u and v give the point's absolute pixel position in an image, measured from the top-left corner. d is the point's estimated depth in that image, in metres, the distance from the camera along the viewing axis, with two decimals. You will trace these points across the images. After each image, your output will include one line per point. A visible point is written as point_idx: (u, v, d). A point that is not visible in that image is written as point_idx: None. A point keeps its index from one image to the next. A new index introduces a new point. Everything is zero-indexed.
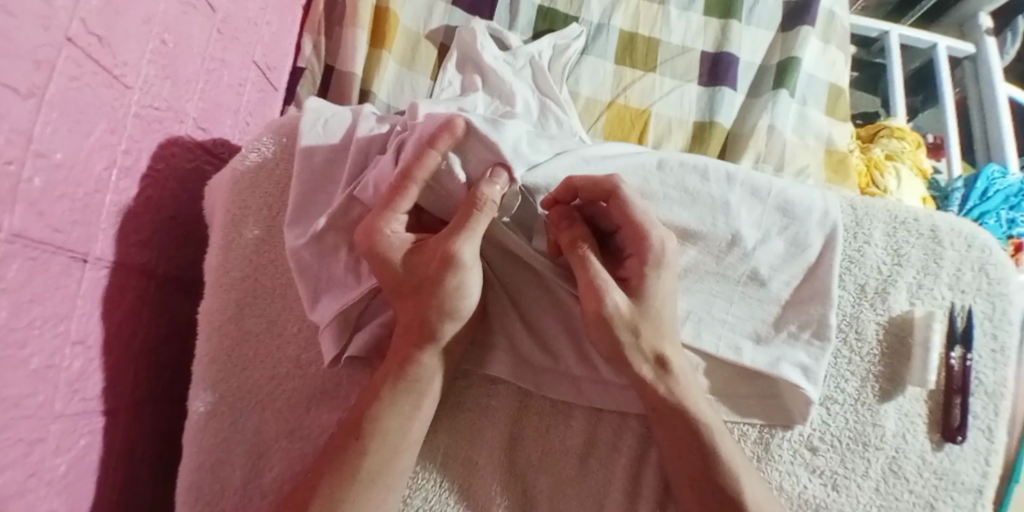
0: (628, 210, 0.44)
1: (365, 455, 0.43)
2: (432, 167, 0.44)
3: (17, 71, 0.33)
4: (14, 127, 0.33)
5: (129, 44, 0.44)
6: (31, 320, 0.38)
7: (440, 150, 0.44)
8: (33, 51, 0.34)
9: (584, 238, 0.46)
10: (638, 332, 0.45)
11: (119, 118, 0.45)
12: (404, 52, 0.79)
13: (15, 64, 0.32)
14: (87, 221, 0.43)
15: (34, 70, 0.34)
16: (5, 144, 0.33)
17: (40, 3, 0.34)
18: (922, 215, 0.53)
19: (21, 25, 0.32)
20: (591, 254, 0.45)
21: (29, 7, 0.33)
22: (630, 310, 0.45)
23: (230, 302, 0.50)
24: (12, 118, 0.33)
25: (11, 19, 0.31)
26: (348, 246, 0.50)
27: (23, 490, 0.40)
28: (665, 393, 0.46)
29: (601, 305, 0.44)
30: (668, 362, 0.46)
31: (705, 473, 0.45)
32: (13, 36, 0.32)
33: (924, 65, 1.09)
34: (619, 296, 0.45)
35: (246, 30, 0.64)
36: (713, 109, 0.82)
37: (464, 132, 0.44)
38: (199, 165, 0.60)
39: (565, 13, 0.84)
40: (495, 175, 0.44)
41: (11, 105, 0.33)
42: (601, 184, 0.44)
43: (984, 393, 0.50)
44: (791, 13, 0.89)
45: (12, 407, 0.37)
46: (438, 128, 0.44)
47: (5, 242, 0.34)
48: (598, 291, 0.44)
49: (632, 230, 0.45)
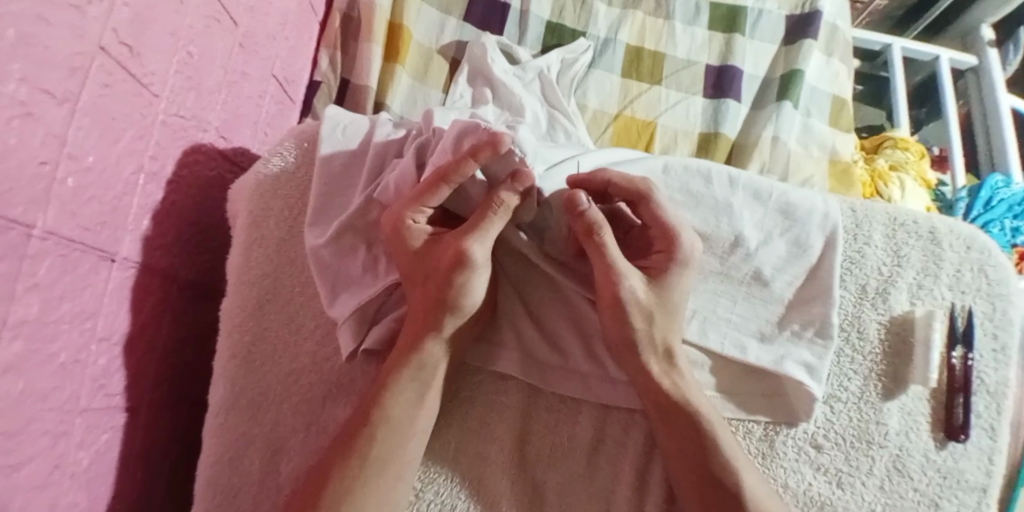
0: (660, 214, 0.47)
1: (375, 444, 0.44)
2: (467, 174, 0.45)
3: (53, 77, 0.35)
4: (48, 130, 0.36)
5: (156, 57, 0.47)
6: (60, 316, 0.40)
7: (481, 161, 0.44)
8: (68, 58, 0.36)
9: (600, 227, 0.45)
10: (652, 318, 0.47)
11: (146, 126, 0.48)
12: (416, 66, 0.82)
13: (52, 70, 0.35)
14: (115, 223, 0.46)
15: (68, 76, 0.37)
16: (41, 146, 0.35)
17: (76, 13, 0.37)
18: (921, 217, 0.54)
19: (56, 34, 0.35)
20: (607, 242, 0.46)
21: (65, 17, 0.35)
22: (647, 294, 0.47)
23: (251, 299, 0.52)
24: (47, 122, 0.35)
25: (47, 26, 0.34)
26: (366, 245, 0.52)
27: (47, 481, 0.41)
28: (669, 387, 0.47)
29: (619, 289, 0.46)
30: (675, 353, 0.48)
31: (710, 473, 0.46)
32: (49, 44, 0.34)
33: (927, 78, 1.11)
34: (637, 281, 0.47)
35: (266, 45, 0.67)
36: (718, 121, 0.84)
37: (507, 148, 0.44)
38: (221, 173, 0.63)
39: (574, 29, 0.87)
40: (519, 179, 0.45)
41: (48, 108, 0.35)
42: (634, 187, 0.47)
43: (986, 392, 0.51)
44: (794, 27, 0.91)
45: (40, 399, 0.39)
46: (484, 140, 0.43)
47: (39, 239, 0.36)
48: (616, 277, 0.46)
49: (661, 231, 0.48)
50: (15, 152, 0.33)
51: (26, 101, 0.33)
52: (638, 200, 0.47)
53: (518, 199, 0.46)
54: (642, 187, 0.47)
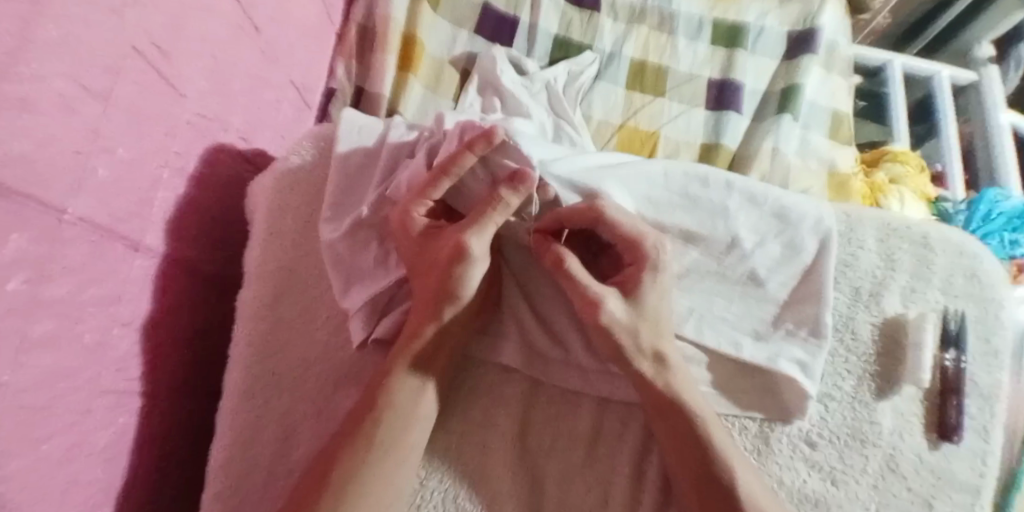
0: (618, 227, 0.48)
1: (380, 427, 0.46)
2: (466, 166, 0.47)
3: (89, 73, 0.38)
4: (84, 122, 0.38)
5: (184, 59, 0.50)
6: (87, 299, 0.43)
7: (478, 153, 0.46)
8: (104, 56, 0.39)
9: (567, 258, 0.48)
10: (638, 334, 0.49)
11: (174, 123, 0.51)
12: (428, 76, 0.85)
13: (89, 66, 0.38)
14: (141, 214, 0.48)
15: (103, 73, 0.40)
16: (76, 136, 0.38)
17: (111, 14, 0.39)
18: (914, 223, 0.56)
19: (93, 32, 0.38)
20: (575, 268, 0.48)
21: (102, 18, 0.38)
22: (629, 316, 0.48)
23: (268, 289, 0.54)
24: (82, 114, 0.38)
25: (86, 26, 0.37)
26: (377, 240, 0.55)
27: (68, 457, 0.43)
28: (663, 388, 0.48)
29: (598, 311, 0.48)
30: (667, 357, 0.49)
31: (703, 467, 0.47)
32: (88, 42, 0.37)
33: (927, 96, 1.13)
34: (614, 303, 0.48)
35: (286, 53, 0.70)
36: (719, 132, 0.87)
37: (500, 140, 0.46)
38: (241, 173, 0.66)
39: (580, 42, 0.90)
40: (521, 181, 0.46)
41: (83, 101, 0.38)
42: (585, 211, 0.47)
43: (979, 395, 0.52)
44: (795, 43, 0.94)
45: (65, 377, 0.41)
46: (479, 133, 0.46)
47: (70, 224, 0.39)
48: (594, 302, 0.48)
49: (627, 244, 0.49)
50: (52, 140, 0.35)
51: (64, 93, 0.36)
52: (594, 223, 0.47)
53: (518, 199, 0.47)
54: (592, 209, 0.47)
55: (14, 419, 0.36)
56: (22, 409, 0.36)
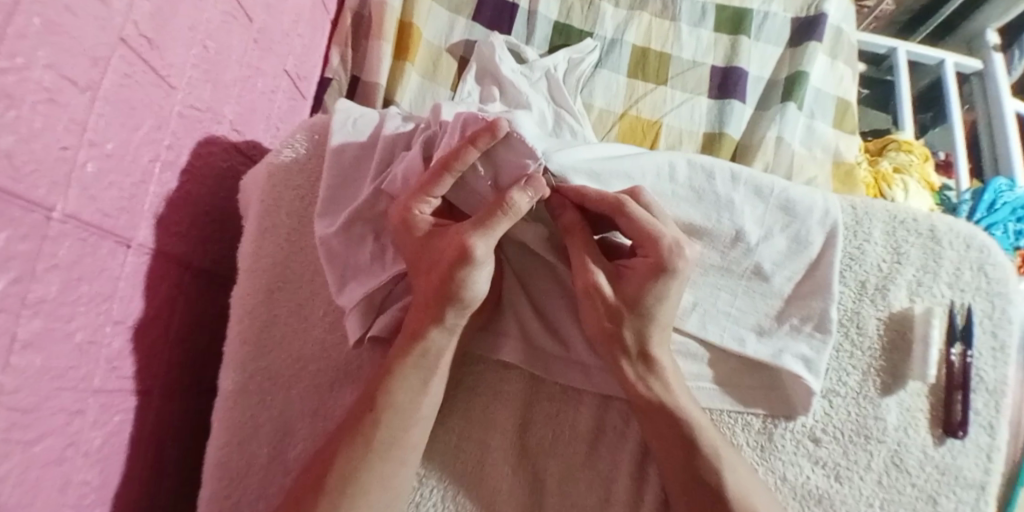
0: (638, 223, 0.46)
1: (378, 428, 0.45)
2: (469, 162, 0.46)
3: (76, 66, 0.37)
4: (71, 117, 0.37)
5: (175, 48, 0.48)
6: (78, 298, 0.42)
7: (480, 148, 0.45)
8: (92, 48, 0.38)
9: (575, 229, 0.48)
10: (623, 320, 0.48)
11: (165, 116, 0.49)
12: (426, 64, 0.84)
13: (77, 58, 0.36)
14: (132, 209, 0.47)
15: (91, 65, 0.38)
16: (63, 131, 0.36)
17: (99, 4, 0.38)
18: (921, 216, 0.55)
19: (81, 24, 0.36)
20: (585, 239, 0.49)
21: (89, 8, 0.37)
22: (613, 297, 0.48)
23: (263, 286, 0.53)
24: (70, 108, 0.37)
25: (73, 17, 0.36)
26: (374, 236, 0.53)
27: (62, 458, 0.42)
28: (646, 393, 0.48)
29: (587, 283, 0.48)
30: (654, 359, 0.48)
31: (690, 466, 0.47)
32: (75, 34, 0.36)
33: (933, 83, 1.11)
34: (603, 283, 0.48)
35: (280, 41, 0.68)
36: (722, 122, 0.85)
37: (503, 133, 0.45)
38: (234, 166, 0.64)
39: (581, 29, 0.88)
40: (530, 183, 0.45)
41: (71, 95, 0.37)
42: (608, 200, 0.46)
43: (985, 390, 0.52)
44: (800, 29, 0.92)
45: (58, 377, 0.40)
46: (482, 126, 0.45)
47: (59, 222, 0.38)
48: (586, 271, 0.48)
49: (641, 237, 0.46)
50: (40, 135, 0.34)
51: (50, 87, 0.34)
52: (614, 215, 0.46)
53: (528, 201, 0.45)
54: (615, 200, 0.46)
55: (5, 420, 0.35)
56: (14, 411, 0.36)
